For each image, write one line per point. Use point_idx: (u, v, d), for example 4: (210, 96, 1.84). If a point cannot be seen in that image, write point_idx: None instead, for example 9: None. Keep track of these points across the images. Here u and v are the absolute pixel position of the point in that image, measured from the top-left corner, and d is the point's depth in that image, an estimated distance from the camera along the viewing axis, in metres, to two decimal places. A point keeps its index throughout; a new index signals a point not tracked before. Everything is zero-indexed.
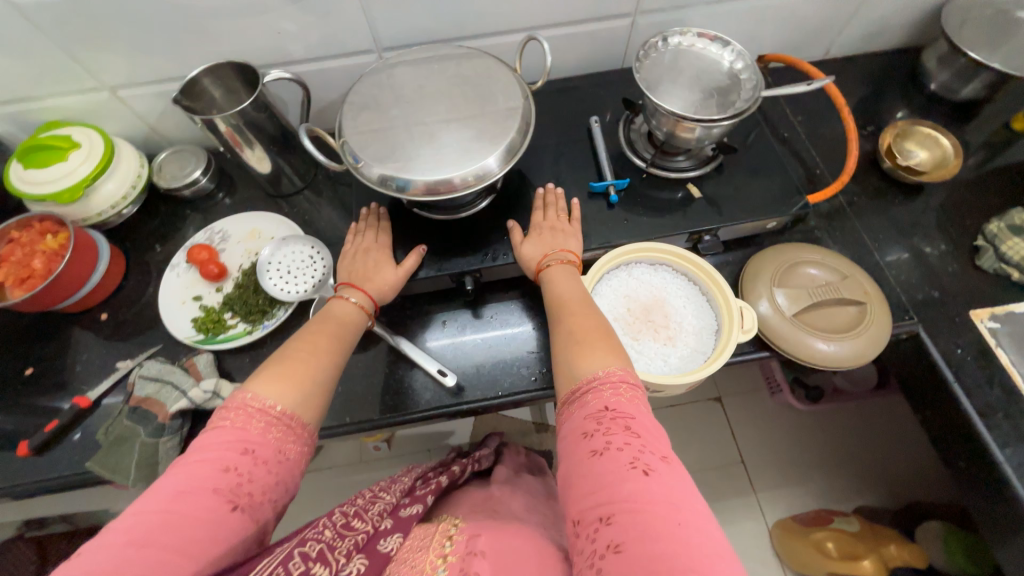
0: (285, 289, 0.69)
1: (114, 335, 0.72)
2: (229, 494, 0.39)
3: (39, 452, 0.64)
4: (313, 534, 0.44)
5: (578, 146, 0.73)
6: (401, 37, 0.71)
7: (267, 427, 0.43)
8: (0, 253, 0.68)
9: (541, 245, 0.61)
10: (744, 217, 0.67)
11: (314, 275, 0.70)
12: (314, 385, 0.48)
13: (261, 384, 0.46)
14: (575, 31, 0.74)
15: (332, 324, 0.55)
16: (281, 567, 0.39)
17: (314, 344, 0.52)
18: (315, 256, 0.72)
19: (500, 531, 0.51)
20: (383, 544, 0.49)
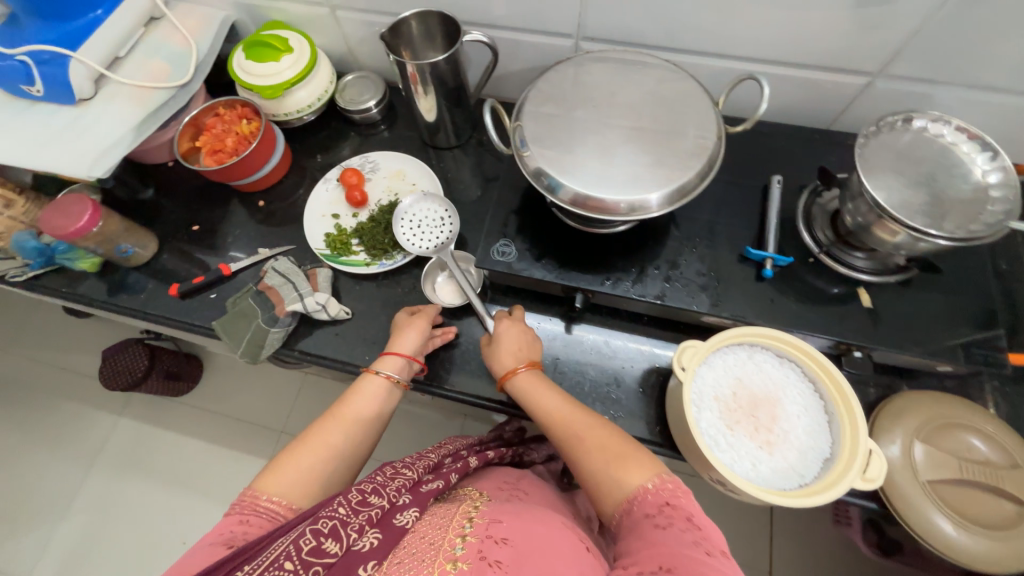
0: (411, 241, 0.73)
1: (263, 221, 0.81)
2: (224, 540, 0.44)
3: (184, 296, 0.75)
4: (326, 510, 0.44)
5: (746, 200, 0.66)
6: (605, 31, 0.68)
7: (268, 519, 0.47)
8: (206, 123, 0.79)
9: (496, 354, 0.58)
10: (916, 349, 0.57)
11: (439, 236, 0.74)
12: (320, 473, 0.51)
13: (265, 478, 0.49)
14: (794, 74, 0.66)
15: (344, 399, 0.57)
16: (294, 543, 0.41)
17: (320, 437, 0.53)
18: (445, 219, 0.75)
19: (522, 521, 0.48)
20: (399, 518, 0.48)
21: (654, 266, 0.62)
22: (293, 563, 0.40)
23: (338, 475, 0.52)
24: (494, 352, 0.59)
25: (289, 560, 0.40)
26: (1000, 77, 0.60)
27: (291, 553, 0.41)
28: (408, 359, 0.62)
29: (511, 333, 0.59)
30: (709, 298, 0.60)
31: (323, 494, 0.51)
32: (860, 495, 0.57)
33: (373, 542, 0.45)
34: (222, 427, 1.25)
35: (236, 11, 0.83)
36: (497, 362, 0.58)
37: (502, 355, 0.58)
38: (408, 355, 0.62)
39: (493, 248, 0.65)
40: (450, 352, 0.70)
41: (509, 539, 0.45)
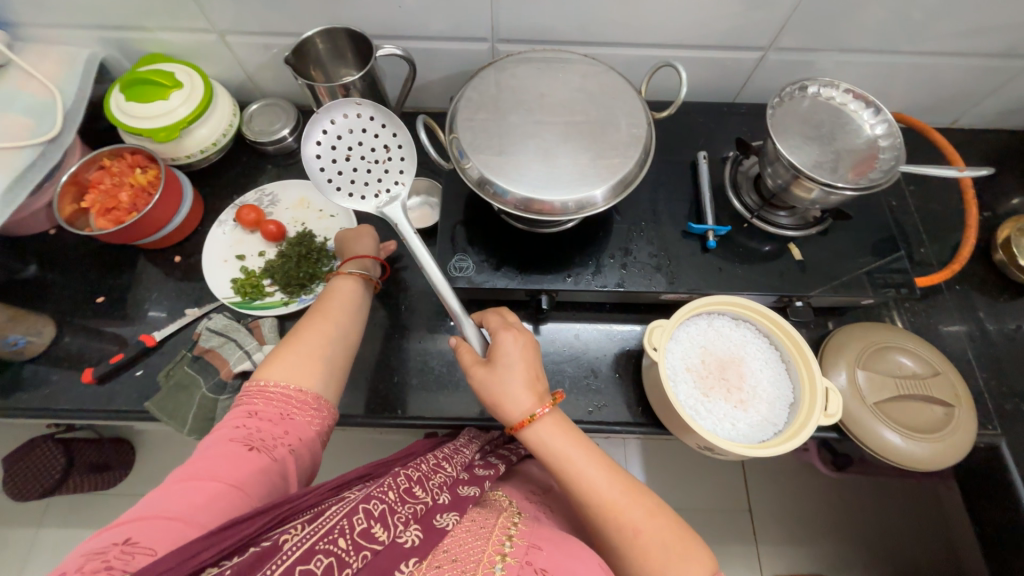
0: (348, 184, 0.59)
1: (182, 278, 0.73)
2: (246, 439, 0.43)
3: (102, 380, 0.65)
4: (378, 491, 0.43)
5: (679, 178, 0.69)
6: (520, 32, 0.68)
7: (279, 403, 0.47)
8: (90, 179, 0.69)
9: (506, 379, 0.50)
10: (844, 290, 0.63)
11: (384, 180, 0.59)
12: (318, 355, 0.51)
13: (268, 370, 0.49)
14: (700, 56, 0.70)
15: (323, 304, 0.57)
16: (347, 520, 0.39)
17: (309, 329, 0.53)
18: (384, 151, 0.59)
19: (564, 552, 0.45)
20: (439, 519, 0.45)
21: (609, 256, 0.64)
22: (345, 541, 0.38)
23: (336, 357, 0.53)
24: (501, 387, 0.50)
25: (342, 536, 0.38)
26: (864, 40, 0.68)
27: (344, 530, 0.38)
28: (371, 258, 0.64)
29: (524, 371, 0.51)
30: (665, 277, 0.62)
31: (326, 371, 0.51)
32: (823, 429, 0.63)
33: (415, 539, 0.42)
34: None
35: (104, 47, 0.73)
36: (511, 398, 0.50)
37: (515, 392, 0.50)
38: (371, 255, 0.64)
39: (450, 265, 0.63)
40: (423, 380, 0.67)
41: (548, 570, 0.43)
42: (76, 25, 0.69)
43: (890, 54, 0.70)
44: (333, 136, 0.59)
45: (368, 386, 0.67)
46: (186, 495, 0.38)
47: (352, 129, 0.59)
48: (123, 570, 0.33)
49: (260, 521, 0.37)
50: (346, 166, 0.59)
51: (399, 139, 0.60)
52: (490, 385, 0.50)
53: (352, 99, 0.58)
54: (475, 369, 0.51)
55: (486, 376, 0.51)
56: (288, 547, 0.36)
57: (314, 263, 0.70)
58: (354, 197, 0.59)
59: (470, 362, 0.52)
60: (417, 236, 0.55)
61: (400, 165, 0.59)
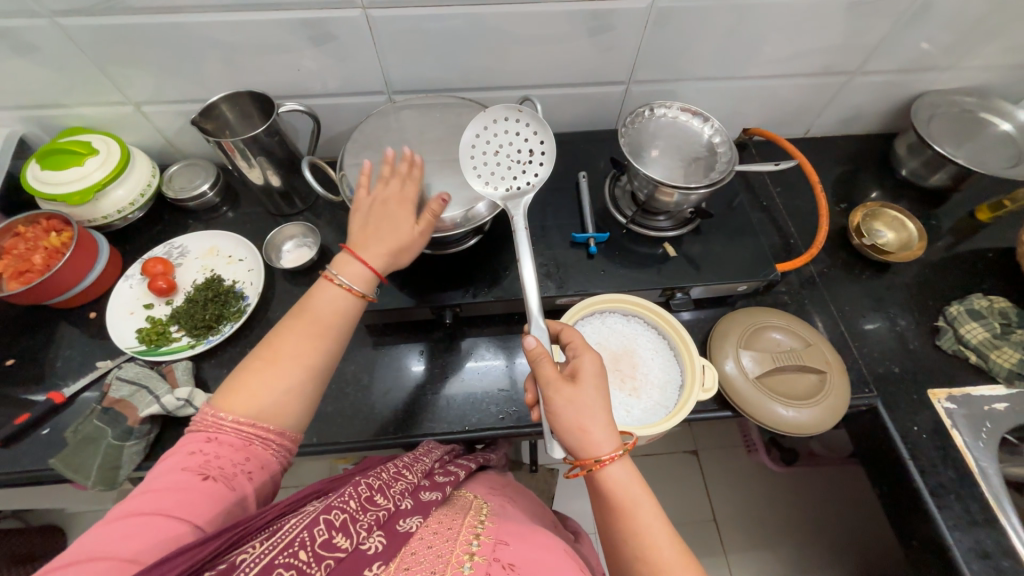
0: (488, 175, 0.62)
1: (98, 334, 0.74)
2: (200, 468, 0.43)
3: (6, 444, 0.64)
4: (340, 501, 0.43)
5: (566, 197, 0.77)
6: (411, 83, 0.77)
7: (238, 439, 0.45)
8: (4, 246, 0.71)
9: (586, 409, 0.50)
10: (716, 279, 0.70)
11: (520, 182, 0.63)
12: (295, 393, 0.49)
13: (227, 401, 0.47)
14: (572, 92, 0.81)
15: (302, 316, 0.51)
16: (308, 531, 0.39)
17: (286, 357, 0.49)
18: (530, 156, 0.63)
19: (530, 547, 0.48)
20: (403, 523, 0.46)
21: (503, 270, 0.69)
22: (306, 553, 0.38)
23: (310, 393, 0.50)
24: (590, 415, 0.50)
25: (303, 549, 0.38)
26: (707, 70, 0.80)
27: (305, 542, 0.39)
28: (376, 275, 0.55)
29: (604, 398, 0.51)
30: (554, 283, 0.68)
31: (300, 411, 0.50)
32: (718, 408, 0.67)
33: (379, 545, 0.42)
34: None
35: (25, 125, 0.78)
36: (596, 430, 0.49)
37: (599, 419, 0.50)
38: (375, 270, 0.55)
39: None
40: (340, 406, 0.69)
41: (516, 564, 0.46)
42: None
43: (733, 79, 0.83)
44: (489, 132, 0.63)
45: None
46: (126, 533, 0.37)
47: (507, 130, 0.64)
48: None
49: (216, 545, 0.37)
50: (492, 160, 0.63)
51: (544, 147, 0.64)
52: (578, 407, 0.50)
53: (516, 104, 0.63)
54: (560, 387, 0.51)
55: (572, 396, 0.50)
56: (247, 564, 0.36)
57: (220, 305, 0.73)
58: (487, 186, 0.61)
59: (554, 377, 0.51)
60: (526, 230, 0.57)
61: (537, 169, 0.63)
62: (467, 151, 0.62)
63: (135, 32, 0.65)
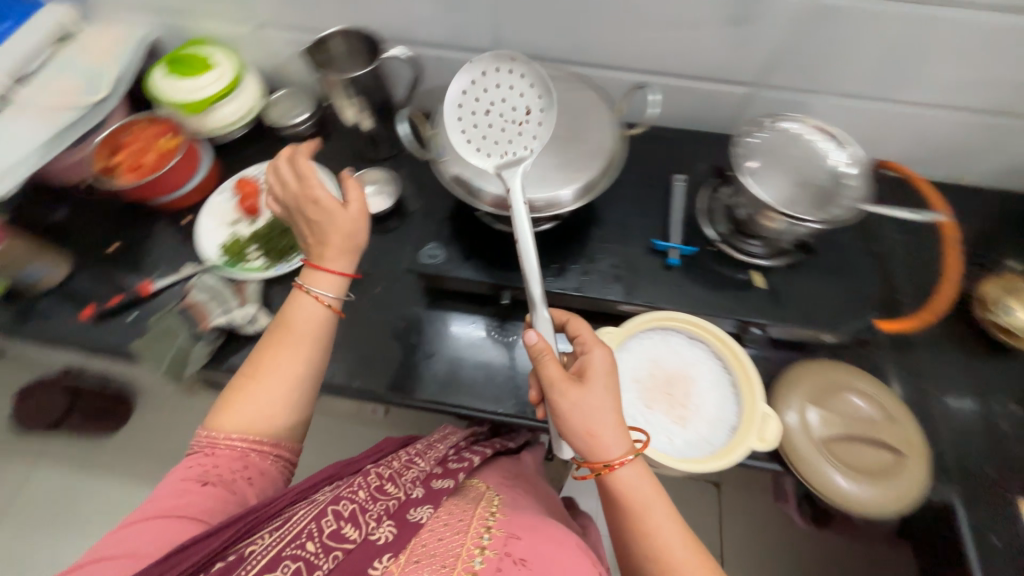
0: (478, 139, 0.58)
1: (187, 238, 0.79)
2: (200, 475, 0.47)
3: (100, 318, 0.72)
4: (347, 493, 0.47)
5: (655, 199, 0.72)
6: (519, 48, 0.72)
7: (234, 452, 0.49)
8: (125, 140, 0.77)
9: (591, 406, 0.48)
10: (801, 323, 0.63)
11: (518, 145, 0.58)
12: (280, 404, 0.51)
13: (222, 419, 0.50)
14: (689, 86, 0.73)
15: (282, 331, 0.53)
16: (316, 523, 0.44)
17: (270, 372, 0.51)
18: (528, 115, 0.58)
19: (540, 539, 0.49)
20: (412, 513, 0.49)
21: (573, 262, 0.66)
22: (314, 544, 0.42)
23: (301, 400, 0.52)
24: (599, 418, 0.48)
25: (310, 540, 0.42)
26: (855, 85, 0.69)
27: (313, 533, 0.43)
28: (346, 277, 0.56)
29: (615, 398, 0.50)
30: (622, 287, 0.64)
31: (291, 417, 0.52)
32: (768, 459, 0.62)
33: (388, 535, 0.46)
34: (149, 467, 1.15)
35: (156, 29, 0.83)
36: (604, 433, 0.48)
37: (610, 422, 0.49)
38: (343, 273, 0.56)
39: (422, 253, 0.68)
40: (385, 358, 0.70)
41: (528, 559, 0.46)
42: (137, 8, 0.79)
43: (883, 102, 0.71)
44: (479, 87, 0.59)
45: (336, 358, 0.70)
46: (133, 537, 0.42)
47: (501, 85, 0.59)
48: None
49: (224, 535, 0.42)
50: (484, 122, 0.59)
51: (541, 103, 0.59)
52: (585, 408, 0.48)
53: (507, 53, 0.58)
54: (567, 389, 0.49)
55: (579, 398, 0.49)
56: (254, 556, 0.41)
57: (296, 236, 0.76)
58: (479, 154, 0.58)
59: (559, 377, 0.49)
60: (525, 205, 0.52)
61: (533, 131, 0.58)
62: (454, 111, 0.59)
63: None
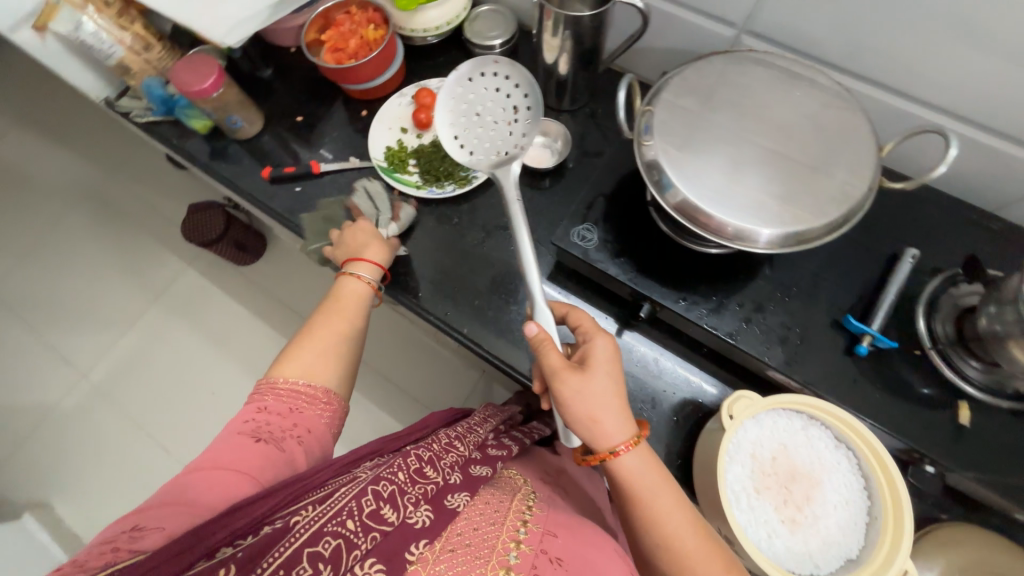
0: (475, 140, 0.65)
1: (360, 131, 0.82)
2: (252, 432, 0.48)
3: (273, 181, 0.79)
4: (387, 473, 0.45)
5: (865, 265, 0.58)
6: (777, 32, 0.59)
7: (289, 398, 0.52)
8: (336, 19, 0.79)
9: (589, 393, 0.45)
10: (994, 486, 0.50)
11: (507, 145, 0.64)
12: (328, 351, 0.57)
13: (282, 369, 0.55)
14: (984, 143, 0.55)
15: (331, 301, 0.62)
16: (356, 502, 0.41)
17: (321, 332, 0.58)
18: (515, 113, 0.65)
19: (577, 540, 0.47)
20: (451, 499, 0.45)
21: (735, 302, 0.57)
22: (354, 522, 0.40)
23: (346, 351, 0.59)
24: (603, 405, 0.45)
25: (350, 519, 0.40)
26: None
27: (352, 512, 0.40)
28: (381, 265, 0.65)
29: (620, 384, 0.47)
30: (784, 355, 0.55)
31: (336, 366, 0.57)
32: None
33: (426, 520, 0.42)
34: (264, 309, 1.32)
35: None
36: (606, 420, 0.45)
37: (612, 408, 0.46)
38: (378, 262, 0.65)
39: (574, 232, 0.62)
40: (497, 317, 0.69)
41: (563, 559, 0.44)
42: None
43: None
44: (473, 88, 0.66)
45: (452, 297, 0.71)
46: (192, 482, 0.43)
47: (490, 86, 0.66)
48: (128, 550, 0.38)
49: (271, 501, 0.41)
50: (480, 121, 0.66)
51: (528, 101, 0.65)
52: (585, 396, 0.45)
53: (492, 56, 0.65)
54: (567, 375, 0.46)
55: (580, 385, 0.45)
56: (298, 527, 0.39)
57: (455, 165, 0.75)
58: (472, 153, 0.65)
59: (561, 365, 0.46)
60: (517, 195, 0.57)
61: (523, 130, 0.65)
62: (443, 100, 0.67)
63: None
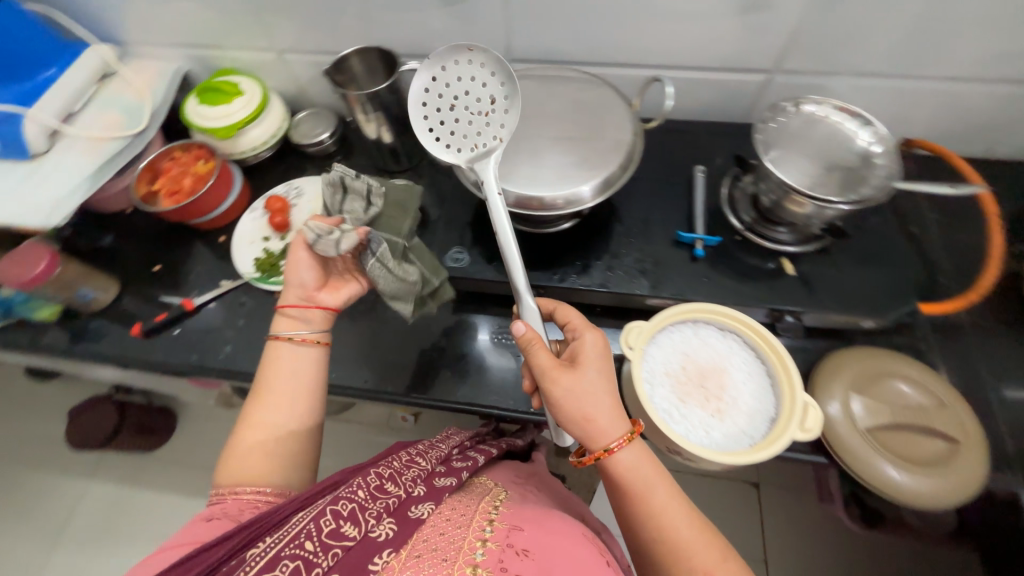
0: (453, 142, 0.59)
1: (225, 256, 0.83)
2: (209, 516, 0.48)
3: (146, 335, 0.76)
4: (346, 493, 0.45)
5: (675, 191, 0.72)
6: (532, 52, 0.74)
7: (249, 501, 0.50)
8: (163, 167, 0.82)
9: (580, 389, 0.47)
10: (837, 310, 0.62)
11: (488, 139, 0.59)
12: (281, 454, 0.53)
13: (229, 478, 0.51)
14: (705, 78, 0.73)
15: (260, 392, 0.55)
16: (315, 523, 0.42)
17: (263, 426, 0.53)
18: (498, 100, 0.59)
19: (545, 531, 0.49)
20: (415, 510, 0.47)
21: (596, 258, 0.66)
22: (313, 544, 0.41)
23: (298, 446, 0.54)
24: (594, 402, 0.47)
25: (309, 540, 0.41)
26: (878, 64, 0.67)
27: (311, 533, 0.41)
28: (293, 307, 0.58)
29: (609, 382, 0.49)
30: (648, 281, 0.64)
31: (290, 464, 0.54)
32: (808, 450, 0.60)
33: (389, 532, 0.44)
34: (191, 481, 1.19)
35: (189, 62, 0.88)
36: (601, 416, 0.47)
37: (605, 404, 0.48)
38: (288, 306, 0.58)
39: (447, 257, 0.70)
40: (415, 363, 0.72)
41: (530, 551, 0.46)
42: (171, 44, 0.84)
43: (912, 79, 0.68)
44: (440, 84, 0.59)
45: (369, 366, 0.71)
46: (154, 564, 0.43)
47: (461, 78, 0.59)
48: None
49: (229, 545, 0.41)
50: (450, 116, 0.59)
51: (504, 90, 0.59)
52: (577, 393, 0.47)
53: (464, 45, 0.58)
54: (559, 375, 0.48)
55: (572, 385, 0.48)
56: (254, 558, 0.39)
57: None
58: (449, 150, 0.59)
59: (551, 365, 0.48)
60: (499, 194, 0.54)
61: (502, 120, 0.59)
62: (417, 108, 0.59)
63: None
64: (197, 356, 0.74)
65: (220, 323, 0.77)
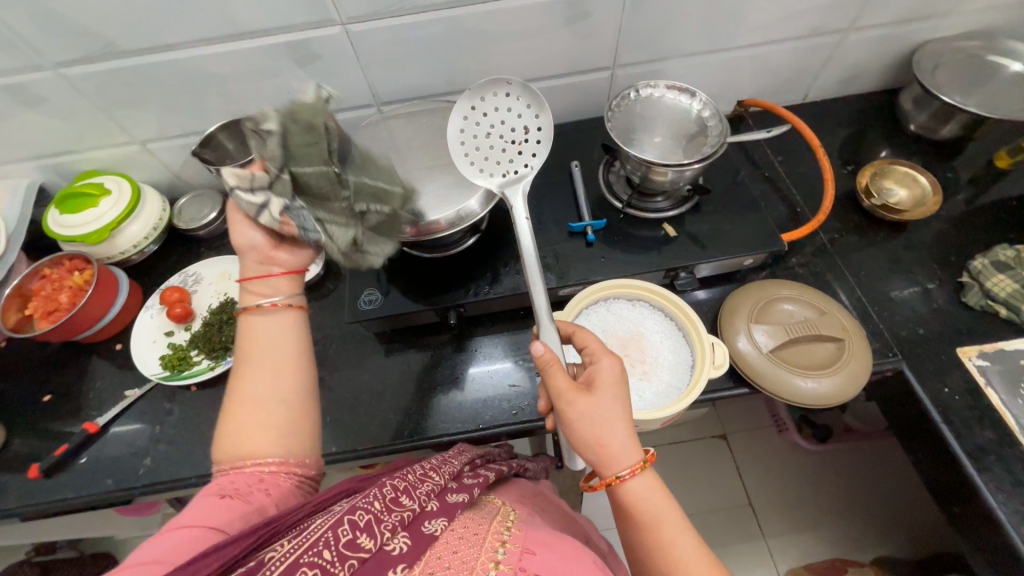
0: (485, 166, 0.64)
1: (127, 363, 0.77)
2: (218, 493, 0.43)
3: (48, 474, 0.68)
4: (363, 502, 0.41)
5: (559, 188, 0.77)
6: (398, 92, 0.78)
7: (259, 476, 0.45)
8: (33, 288, 0.75)
9: (598, 412, 0.46)
10: (722, 255, 0.68)
11: (520, 166, 0.64)
12: (283, 418, 0.48)
13: (232, 448, 0.46)
14: (557, 84, 0.80)
15: (245, 362, 0.49)
16: (333, 532, 0.38)
17: (259, 395, 0.48)
18: (530, 130, 0.66)
19: (559, 556, 0.45)
20: (428, 525, 0.43)
21: (503, 267, 0.70)
22: (330, 552, 0.37)
23: (300, 408, 0.49)
24: (609, 428, 0.46)
25: (327, 548, 0.37)
26: (694, 45, 0.78)
27: (329, 541, 0.37)
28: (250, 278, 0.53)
29: (625, 406, 0.48)
30: (554, 274, 0.68)
31: (295, 430, 0.48)
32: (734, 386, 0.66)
33: (403, 546, 0.40)
34: None
35: (42, 174, 0.82)
36: (614, 440, 0.46)
37: (620, 429, 0.46)
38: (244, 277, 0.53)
39: (359, 300, 0.68)
40: (356, 415, 0.70)
41: None
42: (16, 160, 0.79)
43: (725, 51, 0.80)
44: (479, 115, 0.66)
45: None
46: (169, 540, 0.38)
47: (498, 109, 0.66)
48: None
49: (243, 544, 0.37)
50: (485, 143, 0.65)
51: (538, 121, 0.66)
52: (594, 418, 0.46)
53: (504, 81, 0.65)
54: (575, 398, 0.47)
55: (587, 408, 0.47)
56: (273, 563, 0.36)
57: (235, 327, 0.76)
58: (482, 174, 0.63)
59: (567, 387, 0.47)
60: (526, 220, 0.57)
61: (534, 147, 0.65)
62: (457, 138, 0.65)
63: (136, 74, 0.69)
64: (114, 479, 0.67)
65: (134, 436, 0.71)
